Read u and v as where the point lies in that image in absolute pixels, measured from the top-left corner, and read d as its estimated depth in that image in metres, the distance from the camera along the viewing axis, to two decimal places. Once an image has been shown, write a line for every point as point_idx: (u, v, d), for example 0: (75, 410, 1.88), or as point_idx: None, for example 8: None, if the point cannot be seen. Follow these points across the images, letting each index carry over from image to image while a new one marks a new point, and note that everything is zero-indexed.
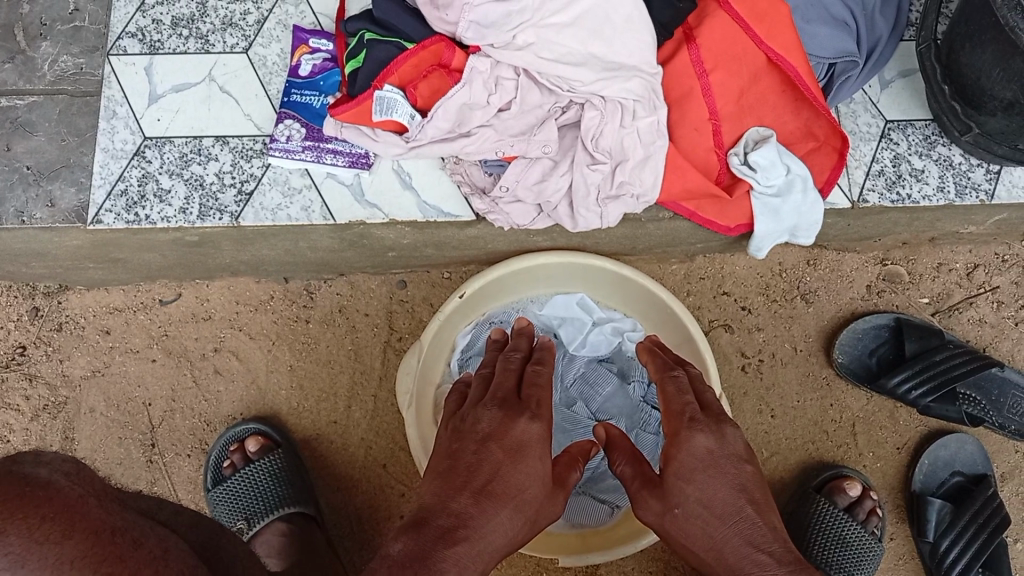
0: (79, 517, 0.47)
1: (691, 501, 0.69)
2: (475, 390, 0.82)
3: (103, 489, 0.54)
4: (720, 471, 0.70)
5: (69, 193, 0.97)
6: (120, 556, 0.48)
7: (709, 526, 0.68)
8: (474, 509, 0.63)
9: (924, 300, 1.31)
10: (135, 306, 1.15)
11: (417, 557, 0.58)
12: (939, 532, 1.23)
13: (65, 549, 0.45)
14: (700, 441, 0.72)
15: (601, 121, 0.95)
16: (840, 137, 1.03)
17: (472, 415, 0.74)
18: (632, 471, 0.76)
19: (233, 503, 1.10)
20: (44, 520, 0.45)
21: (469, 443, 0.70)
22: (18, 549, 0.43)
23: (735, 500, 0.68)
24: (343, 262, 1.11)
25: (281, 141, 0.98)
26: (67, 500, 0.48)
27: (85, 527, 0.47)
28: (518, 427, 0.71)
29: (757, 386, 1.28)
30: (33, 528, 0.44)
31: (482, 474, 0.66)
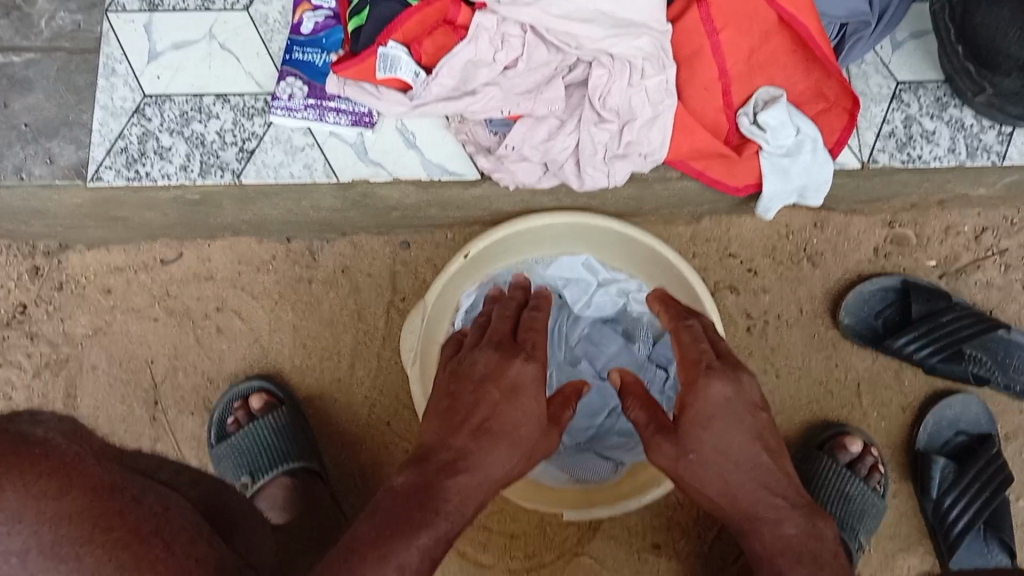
0: (77, 474, 0.54)
1: (706, 448, 0.69)
2: (474, 338, 0.82)
3: (97, 461, 0.58)
4: (738, 420, 0.70)
5: (68, 150, 0.95)
6: (121, 509, 0.55)
7: (725, 471, 0.69)
8: (473, 446, 0.67)
9: (930, 263, 1.30)
10: (137, 266, 1.14)
11: (419, 490, 0.63)
12: (942, 490, 1.24)
13: (63, 502, 0.51)
14: (717, 390, 0.72)
15: (609, 79, 0.93)
16: (852, 98, 1.00)
17: (471, 359, 0.76)
18: (646, 417, 0.76)
19: (239, 458, 1.11)
20: (40, 476, 0.52)
21: (467, 385, 0.72)
22: (17, 504, 0.50)
23: (751, 447, 0.70)
24: (345, 221, 1.09)
25: (283, 99, 0.96)
26: (65, 457, 0.55)
27: (84, 482, 0.54)
28: (514, 367, 0.74)
29: (761, 347, 1.28)
30: (29, 483, 0.51)
31: (480, 412, 0.69)
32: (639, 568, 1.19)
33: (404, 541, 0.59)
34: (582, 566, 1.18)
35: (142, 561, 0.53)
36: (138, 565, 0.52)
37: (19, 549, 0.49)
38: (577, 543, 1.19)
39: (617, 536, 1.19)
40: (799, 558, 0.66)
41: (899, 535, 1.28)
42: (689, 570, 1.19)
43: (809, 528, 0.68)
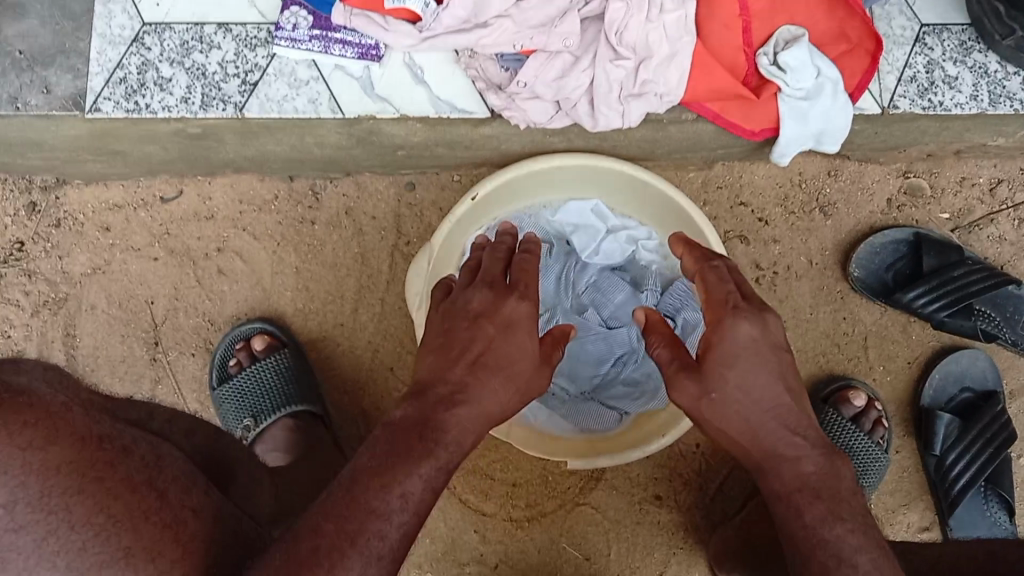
0: (62, 423, 0.52)
1: (729, 387, 0.69)
2: (464, 280, 0.79)
3: (85, 410, 0.55)
4: (763, 360, 0.69)
5: (65, 80, 0.92)
6: (112, 460, 0.53)
7: (745, 410, 0.68)
8: (470, 380, 0.66)
9: (944, 216, 1.28)
10: (136, 204, 1.12)
11: (418, 421, 0.62)
12: (946, 445, 1.23)
13: (51, 453, 0.50)
14: (744, 330, 0.70)
15: (626, 13, 0.89)
16: (874, 39, 0.98)
17: (464, 296, 0.74)
18: (669, 355, 0.74)
19: (240, 401, 1.09)
20: (25, 425, 0.49)
21: (461, 321, 0.70)
22: (2, 454, 0.48)
23: (774, 388, 0.69)
24: (350, 160, 1.06)
25: (286, 29, 0.93)
26: (50, 406, 0.52)
27: (70, 431, 0.52)
28: (509, 305, 0.72)
29: (770, 298, 1.26)
30: (14, 432, 0.49)
31: (475, 346, 0.68)
32: (640, 518, 1.18)
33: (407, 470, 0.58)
34: (583, 516, 1.18)
35: (131, 511, 0.52)
36: (128, 515, 0.52)
37: (5, 502, 0.47)
38: (578, 492, 1.18)
39: (618, 486, 1.18)
40: (818, 495, 0.66)
41: (901, 490, 1.27)
42: (690, 521, 1.18)
43: (828, 466, 0.67)
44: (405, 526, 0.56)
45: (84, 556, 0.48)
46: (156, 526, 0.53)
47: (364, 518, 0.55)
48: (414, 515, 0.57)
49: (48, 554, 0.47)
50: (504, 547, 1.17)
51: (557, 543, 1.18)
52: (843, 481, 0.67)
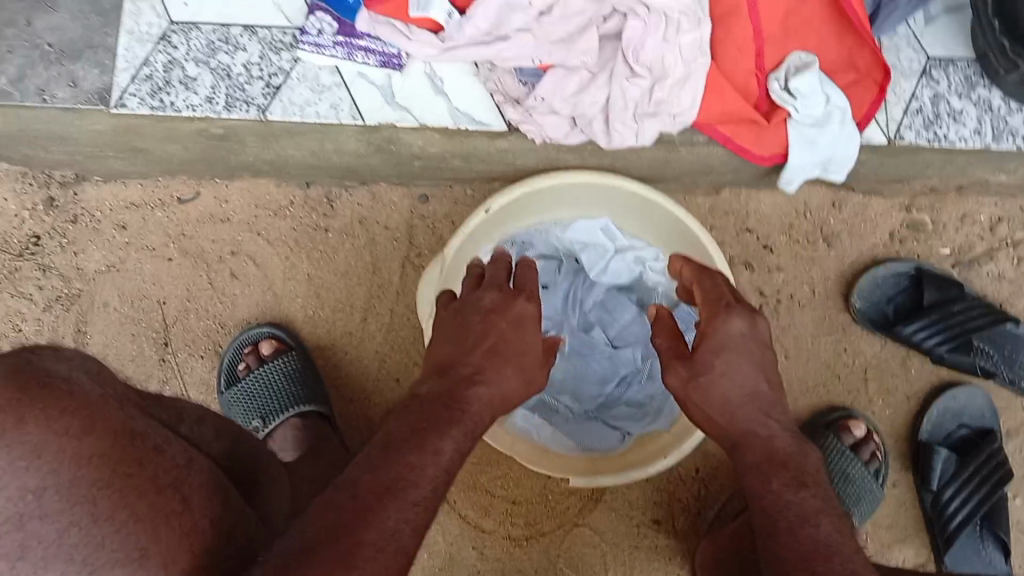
0: (98, 415, 0.54)
1: (716, 372, 0.72)
2: (469, 286, 0.79)
3: (120, 405, 0.57)
4: (749, 352, 0.74)
5: (92, 75, 0.93)
6: (142, 457, 0.55)
7: (727, 391, 0.71)
8: (487, 364, 0.68)
9: (945, 251, 1.30)
10: (153, 203, 1.13)
11: (444, 397, 0.64)
12: (944, 481, 1.24)
13: (84, 443, 0.52)
14: (735, 324, 0.74)
15: (643, 32, 0.91)
16: (882, 69, 1.00)
17: (473, 296, 0.75)
18: (667, 345, 0.78)
19: (249, 402, 1.10)
20: (63, 412, 0.52)
21: (474, 314, 0.72)
22: (37, 439, 0.50)
23: (755, 377, 0.73)
24: (367, 169, 1.08)
25: (312, 34, 0.95)
26: (89, 398, 0.54)
27: (104, 425, 0.54)
28: (518, 304, 0.75)
29: (773, 325, 1.28)
30: (52, 420, 0.51)
31: (490, 335, 0.70)
32: (638, 542, 1.19)
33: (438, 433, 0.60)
34: (580, 537, 1.18)
35: (151, 512, 0.53)
36: (151, 514, 0.53)
37: (35, 489, 0.49)
38: (577, 513, 1.18)
39: (617, 509, 1.19)
40: (790, 474, 0.69)
41: (897, 526, 1.27)
42: (688, 547, 1.19)
43: (798, 448, 0.71)
44: (439, 481, 0.58)
45: (101, 552, 0.50)
46: (175, 531, 0.54)
47: (402, 471, 0.57)
48: (447, 472, 0.59)
49: (68, 546, 0.49)
50: (502, 565, 1.17)
51: (554, 564, 1.18)
52: (809, 459, 0.70)
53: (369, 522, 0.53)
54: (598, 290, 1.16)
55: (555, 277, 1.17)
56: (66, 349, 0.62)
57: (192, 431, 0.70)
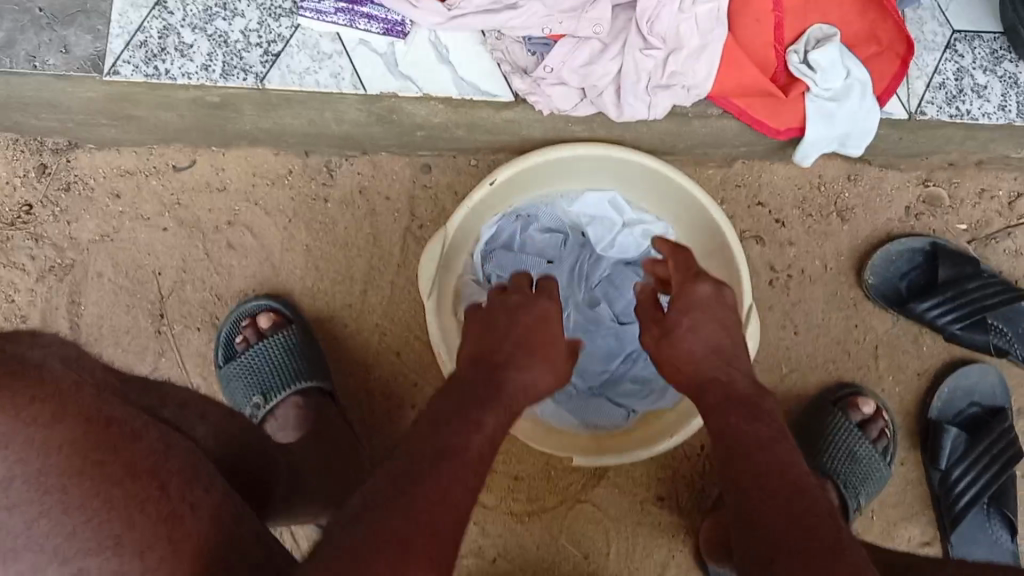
0: (72, 403, 0.53)
1: (683, 327, 0.79)
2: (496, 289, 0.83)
3: (97, 392, 0.56)
4: (716, 313, 0.79)
5: (84, 40, 0.89)
6: (117, 445, 0.53)
7: (691, 344, 0.78)
8: (519, 353, 0.71)
9: (961, 226, 1.26)
10: (148, 171, 1.10)
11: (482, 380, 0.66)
12: (952, 460, 1.22)
13: (55, 432, 0.51)
14: (703, 289, 0.80)
15: (659, 1, 0.88)
16: (905, 43, 0.97)
17: (498, 299, 0.79)
18: (643, 305, 0.86)
19: (248, 379, 1.07)
20: (33, 400, 0.52)
21: (501, 312, 0.76)
22: (6, 429, 0.50)
23: (719, 336, 0.78)
24: (367, 138, 1.04)
25: (313, 1, 0.92)
26: (61, 383, 0.54)
27: (78, 412, 0.53)
28: (542, 303, 0.78)
29: (783, 301, 1.25)
30: (20, 408, 0.51)
31: (519, 330, 0.73)
32: (641, 519, 1.17)
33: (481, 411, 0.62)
34: (583, 513, 1.17)
35: (127, 500, 0.51)
36: (125, 503, 0.51)
37: (3, 478, 0.49)
38: (580, 489, 1.17)
39: (620, 485, 1.18)
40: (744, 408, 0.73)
41: (904, 503, 1.26)
42: (690, 525, 1.18)
43: (755, 390, 0.76)
44: (485, 451, 0.60)
45: (72, 542, 0.49)
46: (153, 519, 0.51)
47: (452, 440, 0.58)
48: (489, 445, 0.61)
49: (38, 536, 0.48)
50: (503, 540, 1.17)
51: (556, 540, 1.17)
52: (765, 399, 0.75)
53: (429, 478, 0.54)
54: (603, 265, 1.13)
55: (560, 252, 1.13)
56: (42, 335, 0.63)
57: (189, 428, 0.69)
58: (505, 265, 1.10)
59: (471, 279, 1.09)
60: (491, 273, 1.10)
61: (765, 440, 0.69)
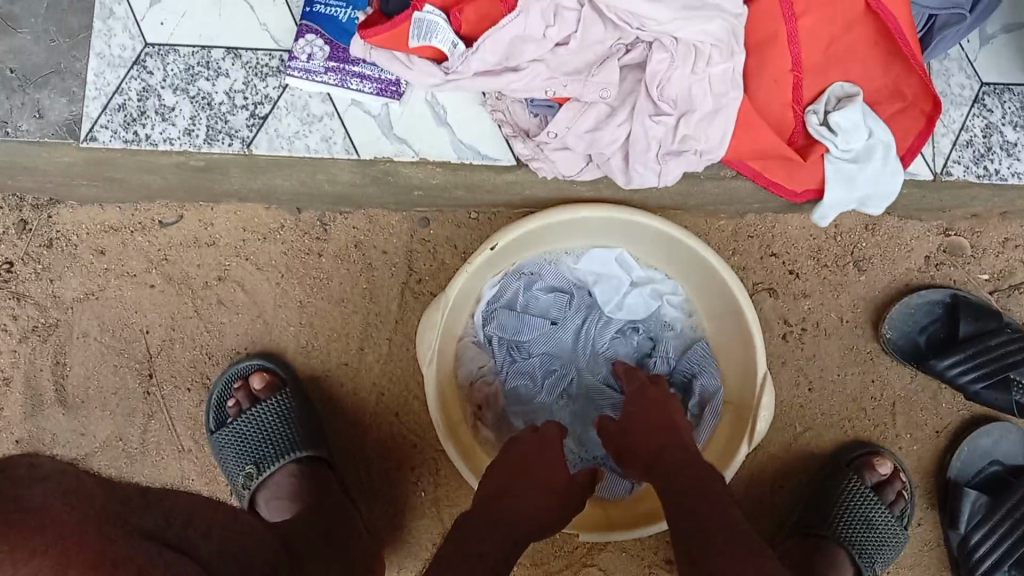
0: (75, 548, 0.50)
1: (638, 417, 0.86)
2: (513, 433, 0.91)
3: (102, 527, 0.53)
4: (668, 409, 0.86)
5: (59, 104, 0.85)
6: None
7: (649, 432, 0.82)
8: (524, 482, 0.78)
9: (983, 277, 1.20)
10: (132, 227, 1.06)
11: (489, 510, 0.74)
12: (972, 524, 1.16)
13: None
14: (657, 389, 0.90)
15: (670, 65, 0.82)
16: (931, 100, 0.90)
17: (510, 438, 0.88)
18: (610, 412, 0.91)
19: (241, 447, 1.02)
20: (32, 554, 0.47)
21: (512, 448, 0.84)
22: None
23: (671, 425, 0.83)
24: (362, 196, 1.00)
25: (299, 60, 0.85)
26: (63, 528, 0.50)
27: (82, 559, 0.50)
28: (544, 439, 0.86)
29: (797, 356, 1.19)
30: (18, 563, 0.47)
31: (527, 462, 0.81)
32: None
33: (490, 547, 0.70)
34: None
35: None
36: None
37: None
38: (586, 553, 1.12)
39: (628, 548, 1.12)
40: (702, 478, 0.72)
41: (921, 564, 1.21)
42: None
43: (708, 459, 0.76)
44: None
45: None
46: None
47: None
48: (493, 571, 0.68)
49: None
50: None
51: None
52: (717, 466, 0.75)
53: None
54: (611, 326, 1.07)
55: (565, 312, 1.06)
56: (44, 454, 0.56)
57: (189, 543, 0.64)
58: (506, 328, 1.04)
59: (472, 341, 1.05)
60: (492, 334, 1.04)
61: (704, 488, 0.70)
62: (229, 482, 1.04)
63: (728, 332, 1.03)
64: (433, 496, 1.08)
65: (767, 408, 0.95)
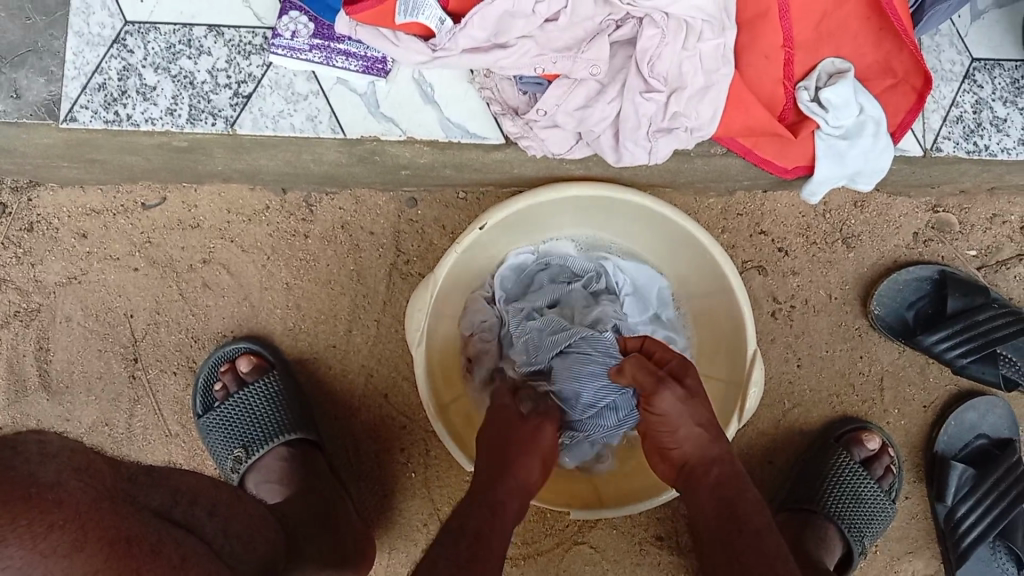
0: (90, 524, 0.51)
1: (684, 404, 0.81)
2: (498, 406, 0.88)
3: (115, 505, 0.55)
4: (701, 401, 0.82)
5: (36, 83, 0.83)
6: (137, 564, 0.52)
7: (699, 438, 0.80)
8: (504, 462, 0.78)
9: (971, 253, 1.20)
10: (115, 209, 1.04)
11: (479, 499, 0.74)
12: (958, 497, 1.17)
13: (74, 560, 0.49)
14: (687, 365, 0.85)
15: (661, 41, 0.81)
16: (922, 76, 0.89)
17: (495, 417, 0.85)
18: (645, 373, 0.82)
19: (229, 432, 1.01)
20: (52, 528, 0.48)
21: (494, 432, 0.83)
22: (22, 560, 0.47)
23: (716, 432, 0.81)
24: (349, 177, 0.98)
25: (284, 37, 0.83)
26: (79, 504, 0.51)
27: (98, 535, 0.51)
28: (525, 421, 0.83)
29: (786, 333, 1.19)
30: (38, 537, 0.48)
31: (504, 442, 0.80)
32: (639, 559, 1.13)
33: (483, 532, 0.69)
34: (581, 555, 1.12)
35: None
36: None
37: None
38: (576, 531, 1.12)
39: (619, 526, 1.12)
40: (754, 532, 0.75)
41: (907, 539, 1.22)
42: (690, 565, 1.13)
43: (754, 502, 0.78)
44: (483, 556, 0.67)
45: None
46: None
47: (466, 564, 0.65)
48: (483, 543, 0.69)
49: None
50: None
51: None
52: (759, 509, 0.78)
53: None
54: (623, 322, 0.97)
55: None
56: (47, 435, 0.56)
57: (190, 526, 0.64)
58: (523, 291, 1.04)
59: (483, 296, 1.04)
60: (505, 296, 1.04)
61: (760, 527, 0.75)
62: (217, 466, 1.03)
63: (724, 353, 1.02)
64: (423, 478, 1.08)
65: (755, 384, 0.96)
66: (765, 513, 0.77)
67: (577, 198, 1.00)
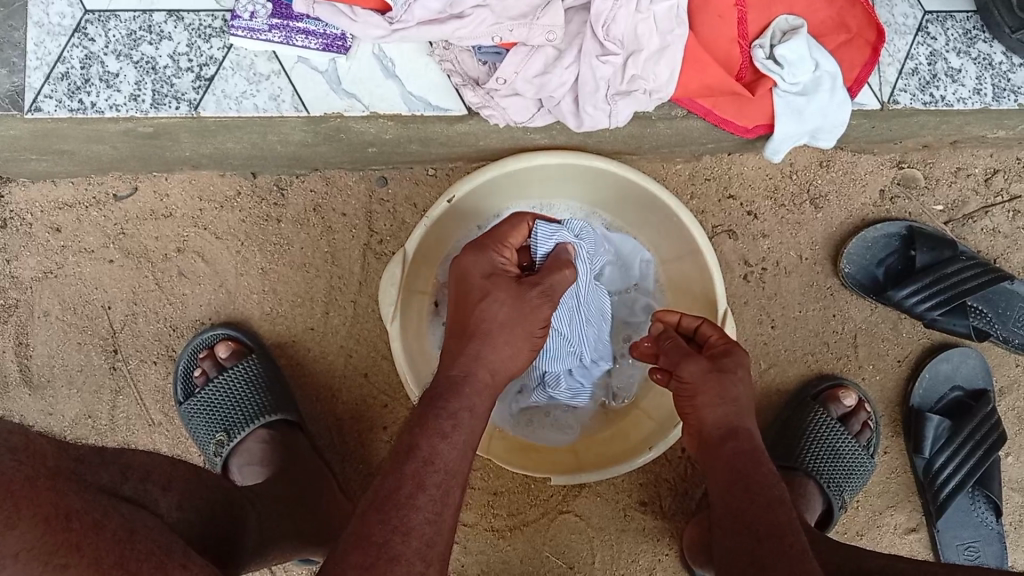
0: (23, 503, 0.50)
1: (711, 383, 0.79)
2: (507, 260, 0.82)
3: (53, 483, 0.54)
4: (733, 380, 0.79)
5: None
6: (78, 542, 0.52)
7: (721, 417, 0.78)
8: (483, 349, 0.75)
9: (937, 208, 1.21)
10: (87, 202, 1.05)
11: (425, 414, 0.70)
12: (935, 449, 1.19)
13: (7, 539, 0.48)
14: (736, 352, 0.81)
15: (615, 5, 0.83)
16: (875, 29, 0.92)
17: (495, 274, 0.79)
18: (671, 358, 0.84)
19: (210, 416, 1.02)
20: None
21: (500, 295, 0.78)
22: None
23: (738, 414, 0.78)
24: (316, 156, 1.00)
25: (243, 18, 0.85)
26: (11, 484, 0.50)
27: (32, 513, 0.50)
28: (533, 305, 0.78)
29: (758, 295, 1.21)
30: None
31: (495, 319, 0.77)
32: (625, 526, 1.14)
33: (429, 449, 0.66)
34: (566, 524, 1.13)
35: None
36: None
37: None
38: (562, 500, 1.13)
39: (603, 493, 1.14)
40: (767, 504, 0.71)
41: (888, 492, 1.23)
42: (675, 528, 1.14)
43: (773, 478, 0.74)
44: (426, 487, 0.63)
45: None
46: None
47: (410, 498, 0.61)
48: (429, 470, 0.64)
49: None
50: (486, 558, 1.13)
51: (540, 553, 1.13)
52: (775, 487, 0.73)
53: (390, 549, 0.57)
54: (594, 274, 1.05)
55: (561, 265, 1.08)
56: None
57: (143, 502, 0.64)
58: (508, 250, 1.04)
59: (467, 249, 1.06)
60: None
61: (773, 501, 0.72)
62: (201, 451, 1.04)
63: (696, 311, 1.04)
64: None
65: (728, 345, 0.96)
66: (780, 489, 0.73)
67: (552, 167, 1.01)
